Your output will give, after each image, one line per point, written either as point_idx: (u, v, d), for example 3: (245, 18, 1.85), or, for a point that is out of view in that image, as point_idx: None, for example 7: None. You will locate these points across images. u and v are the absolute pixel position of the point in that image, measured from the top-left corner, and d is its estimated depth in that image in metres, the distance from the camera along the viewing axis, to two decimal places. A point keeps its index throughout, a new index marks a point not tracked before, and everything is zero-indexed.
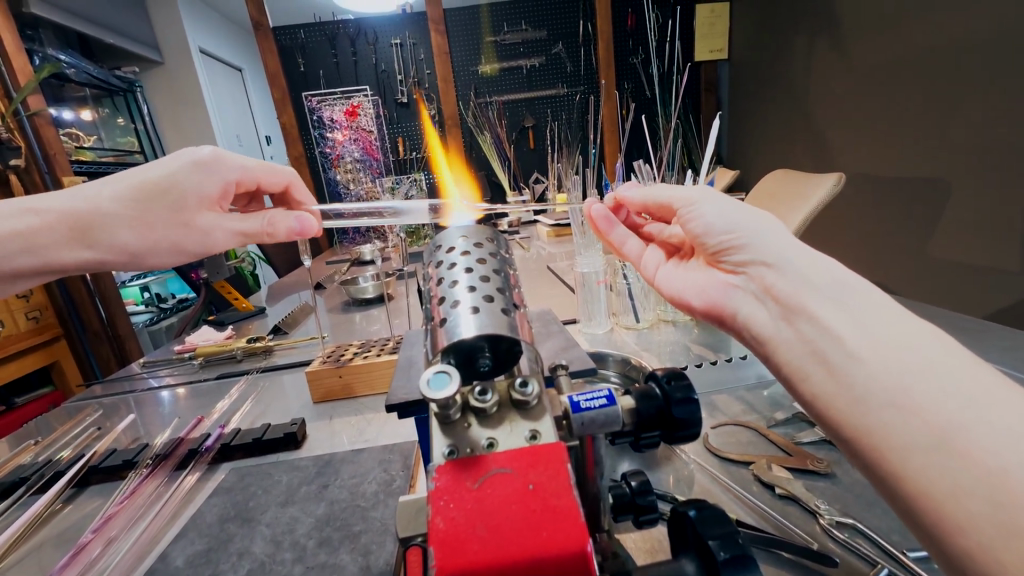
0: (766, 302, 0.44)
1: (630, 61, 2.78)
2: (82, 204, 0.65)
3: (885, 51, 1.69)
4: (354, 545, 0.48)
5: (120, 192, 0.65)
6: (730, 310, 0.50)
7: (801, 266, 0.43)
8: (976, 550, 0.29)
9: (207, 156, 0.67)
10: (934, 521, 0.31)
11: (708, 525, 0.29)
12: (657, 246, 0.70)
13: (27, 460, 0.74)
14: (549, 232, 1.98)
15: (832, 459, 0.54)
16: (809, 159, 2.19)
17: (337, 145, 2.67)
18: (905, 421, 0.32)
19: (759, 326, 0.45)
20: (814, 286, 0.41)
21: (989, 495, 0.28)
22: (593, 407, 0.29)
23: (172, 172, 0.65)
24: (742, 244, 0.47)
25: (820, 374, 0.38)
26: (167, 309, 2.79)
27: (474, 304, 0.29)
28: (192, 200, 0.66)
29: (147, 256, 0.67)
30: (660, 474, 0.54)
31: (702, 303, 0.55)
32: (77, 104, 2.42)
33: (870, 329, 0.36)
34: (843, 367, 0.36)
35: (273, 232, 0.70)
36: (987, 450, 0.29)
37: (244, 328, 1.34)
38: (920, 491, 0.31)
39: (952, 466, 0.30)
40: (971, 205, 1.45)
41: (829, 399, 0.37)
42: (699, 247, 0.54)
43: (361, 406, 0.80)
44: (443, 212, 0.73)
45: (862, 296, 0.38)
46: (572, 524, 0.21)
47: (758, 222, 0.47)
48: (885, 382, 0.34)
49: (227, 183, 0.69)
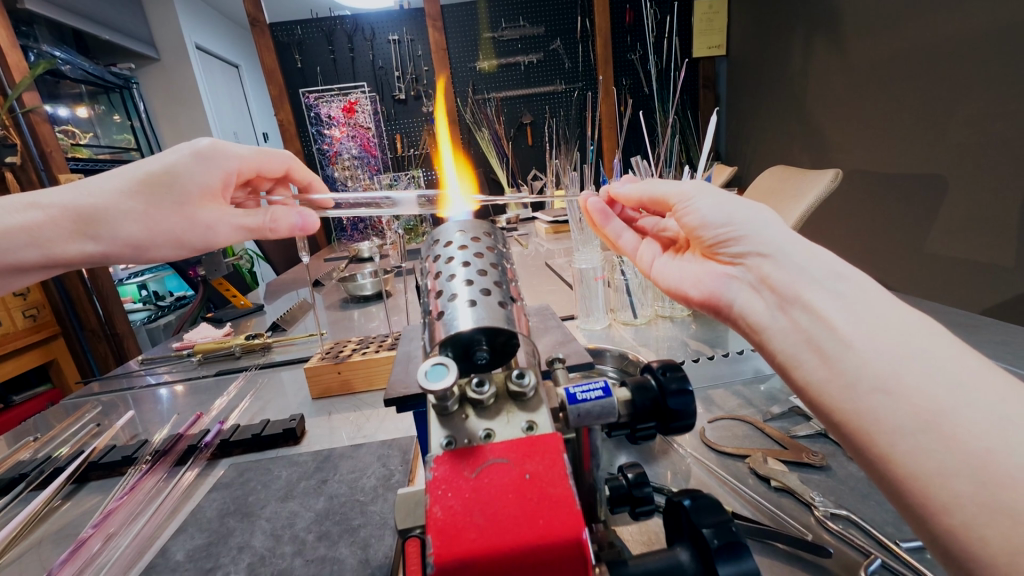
0: (763, 292, 0.45)
1: (629, 57, 2.77)
2: (82, 197, 0.64)
3: (884, 47, 1.69)
4: (353, 539, 0.49)
5: (122, 186, 0.64)
6: (726, 301, 0.50)
7: (797, 255, 0.43)
8: (960, 528, 0.29)
9: (205, 146, 0.67)
10: (920, 503, 0.31)
11: (702, 514, 0.29)
12: (652, 240, 0.71)
13: (26, 457, 0.74)
14: (547, 228, 1.98)
15: (827, 452, 0.55)
16: (807, 156, 2.19)
17: (335, 142, 2.66)
18: (893, 405, 0.33)
19: (754, 315, 0.46)
20: (810, 275, 0.41)
21: (973, 476, 0.29)
22: (588, 398, 0.29)
23: (172, 164, 0.65)
24: (739, 235, 0.48)
25: (813, 361, 0.38)
26: (165, 307, 2.79)
27: (472, 297, 0.29)
28: (195, 192, 0.66)
29: (145, 251, 0.67)
30: (657, 467, 0.54)
31: (698, 294, 0.55)
32: (73, 102, 2.41)
33: (863, 315, 0.37)
34: (835, 354, 0.37)
35: (274, 229, 0.73)
36: (973, 433, 0.30)
37: (243, 324, 1.35)
38: (907, 473, 0.32)
39: (937, 448, 0.31)
40: (967, 202, 1.46)
41: (822, 387, 0.37)
42: (695, 240, 0.54)
43: (360, 403, 0.80)
44: (437, 203, 0.72)
45: (856, 284, 0.39)
46: (566, 511, 0.22)
47: (755, 213, 0.48)
48: (875, 368, 0.34)
49: (226, 173, 0.70)
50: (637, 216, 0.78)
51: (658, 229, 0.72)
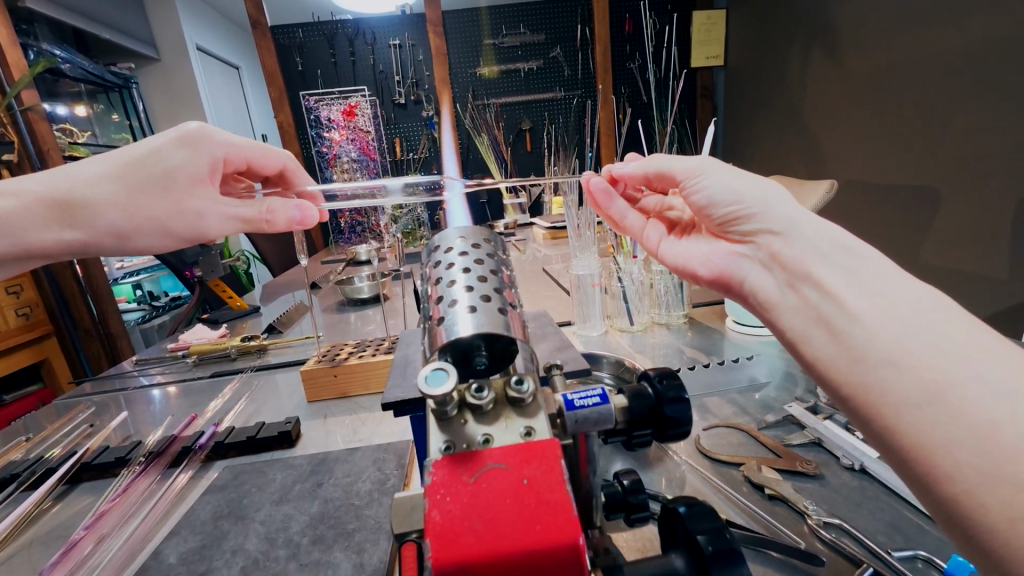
0: (775, 269, 0.45)
1: (627, 65, 2.80)
2: (63, 183, 0.64)
3: (880, 61, 1.72)
4: (348, 543, 0.48)
5: (109, 173, 0.64)
6: (737, 278, 0.51)
7: (809, 232, 0.44)
8: (963, 496, 0.30)
9: (192, 131, 0.67)
10: (924, 472, 0.32)
11: (696, 521, 0.30)
12: (657, 220, 0.71)
13: (17, 457, 0.74)
14: (545, 235, 1.99)
15: (821, 460, 0.55)
16: (803, 167, 2.22)
17: (333, 145, 2.69)
18: (901, 377, 0.33)
19: (765, 292, 0.47)
20: (821, 252, 0.42)
21: (976, 445, 0.29)
22: (586, 405, 0.29)
23: (156, 149, 0.65)
24: (750, 213, 0.48)
25: (822, 336, 0.39)
26: (160, 308, 2.79)
27: (472, 304, 0.29)
28: (182, 177, 0.66)
29: (129, 239, 0.67)
30: (652, 474, 0.54)
31: (708, 272, 0.57)
32: (72, 100, 2.46)
33: (876, 292, 0.37)
34: (844, 327, 0.37)
35: (271, 222, 0.72)
36: (976, 403, 0.30)
37: (239, 326, 1.34)
38: (910, 443, 0.32)
39: (940, 416, 0.31)
40: (961, 214, 1.48)
41: (830, 361, 0.38)
42: (705, 218, 0.55)
43: (355, 406, 0.80)
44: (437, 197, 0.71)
45: (868, 262, 0.39)
46: (565, 518, 0.22)
47: (766, 190, 0.48)
48: (884, 340, 0.35)
49: (214, 159, 0.69)
50: (639, 195, 0.78)
51: (662, 208, 0.72)
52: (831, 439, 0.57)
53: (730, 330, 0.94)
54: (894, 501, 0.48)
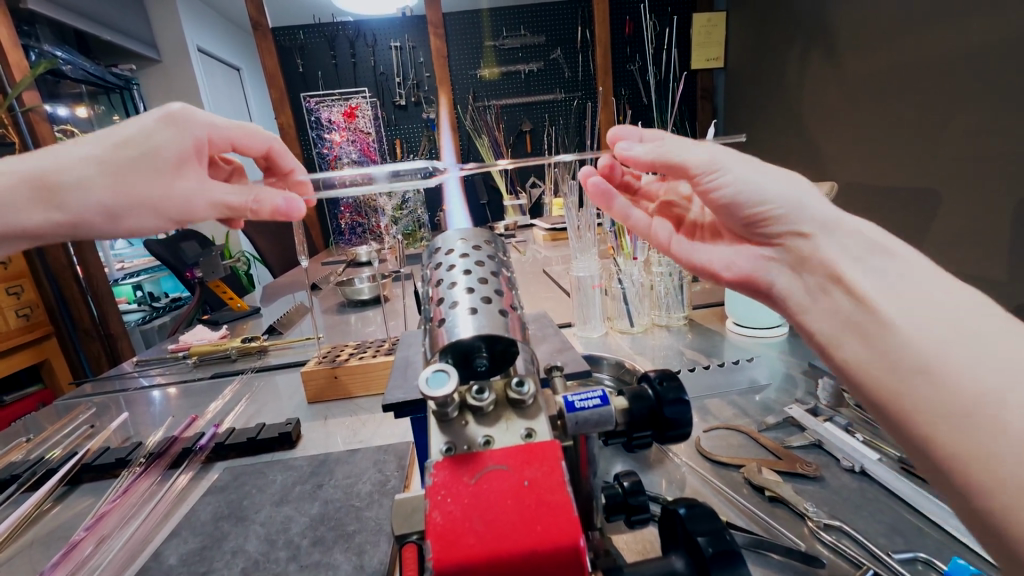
0: (805, 273, 0.45)
1: (627, 67, 2.81)
2: (46, 162, 0.61)
3: (879, 64, 1.72)
4: (348, 545, 0.48)
5: (90, 152, 0.61)
6: (765, 282, 0.51)
7: (840, 233, 0.43)
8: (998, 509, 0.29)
9: (175, 112, 0.65)
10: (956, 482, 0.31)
11: (697, 522, 0.30)
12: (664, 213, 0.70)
13: (18, 458, 0.74)
14: (545, 236, 1.99)
15: (821, 462, 0.55)
16: (803, 169, 2.22)
17: (334, 146, 2.71)
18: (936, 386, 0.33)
19: (794, 295, 0.47)
20: (855, 257, 0.41)
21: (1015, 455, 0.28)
22: (587, 406, 0.29)
23: (140, 129, 0.62)
24: (777, 213, 0.47)
25: (856, 343, 0.39)
26: (160, 309, 2.80)
27: (473, 305, 0.29)
28: (167, 158, 0.63)
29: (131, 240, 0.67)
30: (652, 476, 0.54)
31: (731, 275, 0.57)
32: (73, 101, 2.52)
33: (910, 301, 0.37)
34: (878, 336, 0.37)
35: (259, 209, 0.70)
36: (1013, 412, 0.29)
37: (240, 327, 1.35)
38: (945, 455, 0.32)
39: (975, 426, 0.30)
40: (961, 216, 1.48)
41: (865, 370, 0.38)
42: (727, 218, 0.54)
43: (356, 407, 0.80)
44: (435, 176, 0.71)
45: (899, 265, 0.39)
46: (566, 519, 0.22)
47: (796, 186, 0.47)
48: (918, 348, 0.34)
49: (198, 139, 0.67)
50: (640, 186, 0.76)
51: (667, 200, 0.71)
52: (832, 441, 0.56)
53: (730, 331, 0.94)
54: (894, 502, 0.48)
